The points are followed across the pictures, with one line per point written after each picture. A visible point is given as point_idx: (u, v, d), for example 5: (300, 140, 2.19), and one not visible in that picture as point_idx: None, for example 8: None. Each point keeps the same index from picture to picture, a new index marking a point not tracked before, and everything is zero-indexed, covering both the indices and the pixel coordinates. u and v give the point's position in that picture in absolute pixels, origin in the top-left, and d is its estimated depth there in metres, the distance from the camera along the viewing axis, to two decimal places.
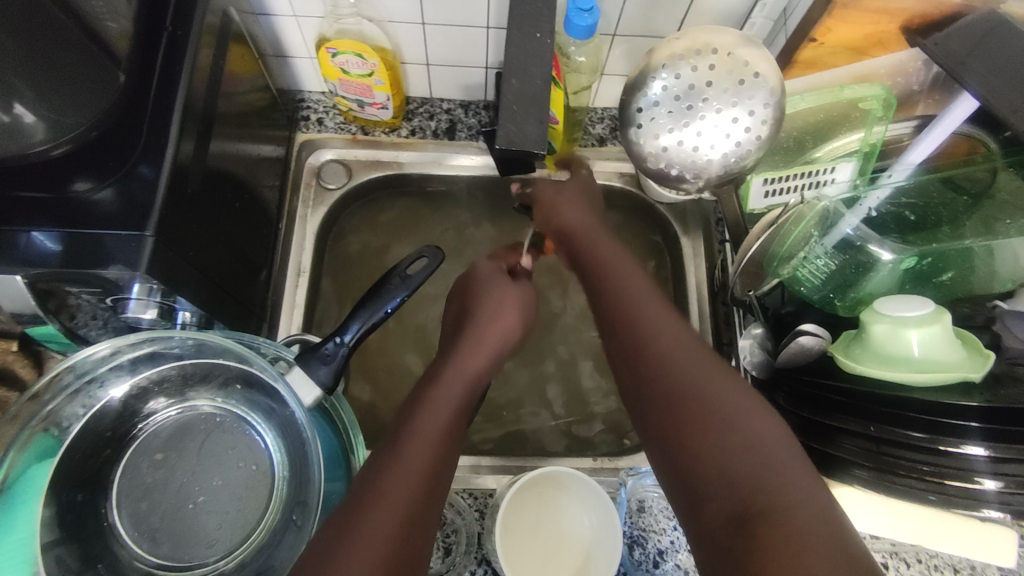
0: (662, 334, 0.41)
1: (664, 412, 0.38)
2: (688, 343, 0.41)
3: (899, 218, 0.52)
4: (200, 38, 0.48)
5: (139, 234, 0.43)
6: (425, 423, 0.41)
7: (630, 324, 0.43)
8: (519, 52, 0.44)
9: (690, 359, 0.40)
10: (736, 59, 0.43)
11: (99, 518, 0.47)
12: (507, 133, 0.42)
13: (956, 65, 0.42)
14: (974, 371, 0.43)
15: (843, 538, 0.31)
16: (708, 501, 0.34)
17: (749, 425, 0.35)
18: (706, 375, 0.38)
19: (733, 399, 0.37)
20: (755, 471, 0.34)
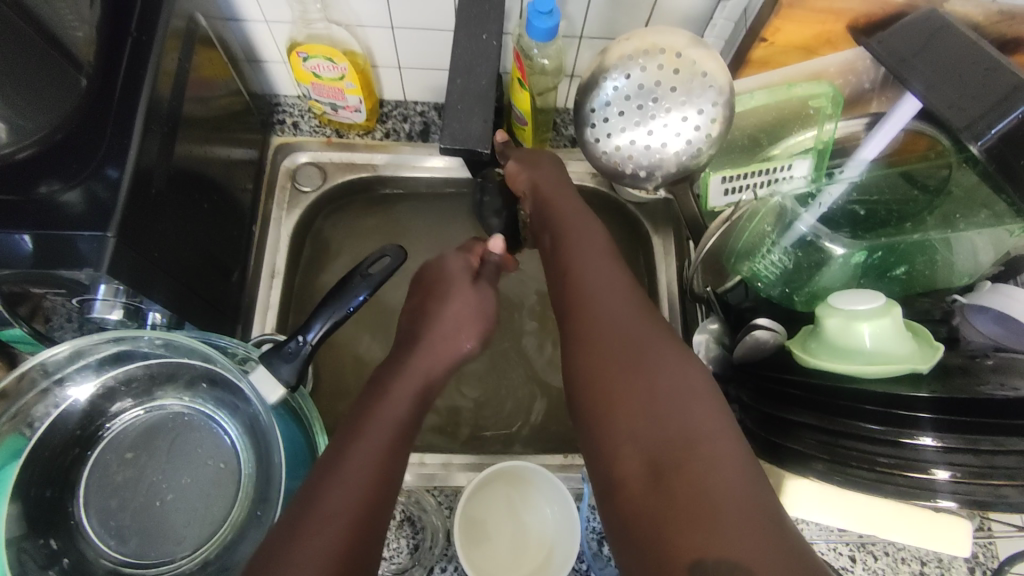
0: (611, 302, 0.45)
1: (602, 366, 0.42)
2: (630, 312, 0.45)
3: (850, 214, 0.54)
4: (163, 43, 0.49)
5: (101, 235, 0.43)
6: (376, 435, 0.43)
7: (580, 292, 0.47)
8: (466, 53, 0.51)
9: (631, 326, 0.44)
10: (685, 59, 0.44)
11: (67, 517, 0.47)
12: (451, 131, 0.50)
13: (897, 62, 0.43)
14: (922, 362, 0.44)
15: (752, 497, 0.34)
16: (630, 454, 0.38)
17: (679, 385, 0.39)
18: (643, 339, 0.42)
19: (667, 359, 0.41)
20: (678, 428, 0.37)
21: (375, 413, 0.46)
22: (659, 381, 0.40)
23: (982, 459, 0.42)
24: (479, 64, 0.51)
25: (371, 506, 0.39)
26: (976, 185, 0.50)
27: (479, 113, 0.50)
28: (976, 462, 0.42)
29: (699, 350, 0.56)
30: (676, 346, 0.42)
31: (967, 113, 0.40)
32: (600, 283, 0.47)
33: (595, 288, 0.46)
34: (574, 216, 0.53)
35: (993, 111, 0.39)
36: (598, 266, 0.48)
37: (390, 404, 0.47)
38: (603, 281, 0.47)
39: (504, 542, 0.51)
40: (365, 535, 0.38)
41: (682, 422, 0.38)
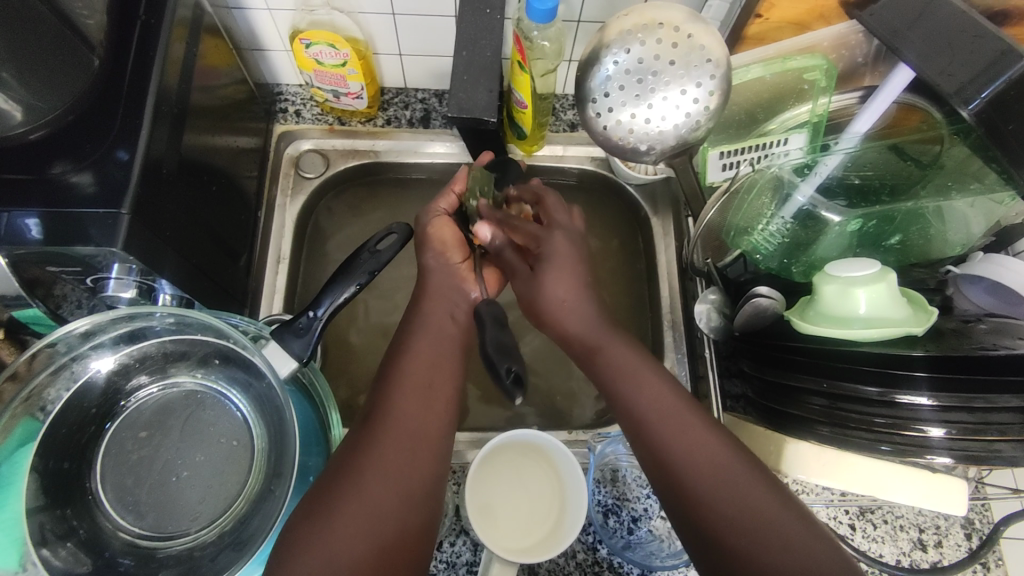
0: (712, 469, 0.40)
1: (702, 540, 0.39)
2: (706, 453, 0.40)
3: (845, 183, 0.56)
4: (171, 29, 0.50)
5: (115, 212, 0.44)
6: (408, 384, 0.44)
7: (673, 458, 0.41)
8: (470, 27, 0.53)
9: (748, 496, 0.39)
10: (682, 33, 0.45)
11: (85, 492, 0.48)
12: (459, 100, 0.51)
13: (891, 33, 0.43)
14: (917, 326, 0.45)
15: None
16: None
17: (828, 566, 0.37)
18: (774, 514, 0.38)
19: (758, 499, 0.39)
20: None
21: (393, 365, 0.47)
22: (767, 537, 0.37)
23: (976, 416, 0.43)
24: (484, 38, 0.53)
25: (425, 458, 0.42)
26: (968, 157, 0.51)
27: (484, 84, 0.52)
28: (970, 419, 0.43)
29: (700, 320, 0.59)
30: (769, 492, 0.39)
31: (955, 79, 0.42)
32: (699, 446, 0.41)
33: (677, 445, 0.41)
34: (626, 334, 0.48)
35: (983, 75, 0.41)
36: (681, 416, 0.42)
37: (427, 342, 0.48)
38: (700, 447, 0.41)
39: (513, 512, 0.52)
40: (419, 492, 0.40)
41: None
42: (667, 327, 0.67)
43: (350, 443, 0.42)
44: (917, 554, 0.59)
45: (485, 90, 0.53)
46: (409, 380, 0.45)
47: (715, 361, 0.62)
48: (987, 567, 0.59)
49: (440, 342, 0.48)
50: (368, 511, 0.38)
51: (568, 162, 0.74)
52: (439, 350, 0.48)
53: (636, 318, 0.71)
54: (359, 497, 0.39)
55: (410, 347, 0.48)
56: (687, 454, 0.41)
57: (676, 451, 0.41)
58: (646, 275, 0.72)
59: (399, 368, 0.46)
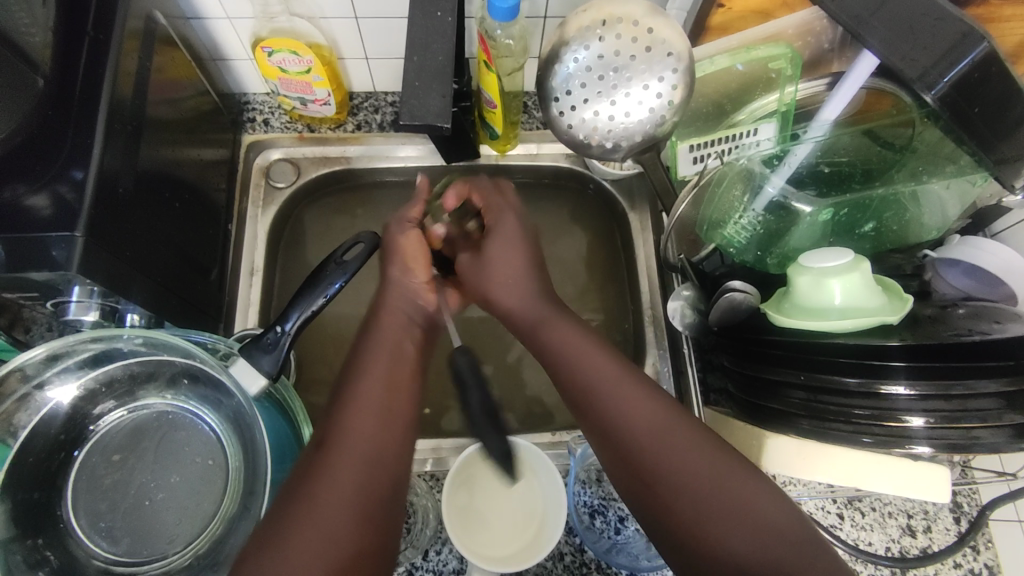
0: (660, 437, 0.40)
1: (612, 448, 0.41)
2: (608, 369, 0.44)
3: (815, 172, 0.55)
4: (122, 43, 0.49)
5: (69, 235, 0.43)
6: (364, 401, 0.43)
7: (622, 427, 0.41)
8: (419, 30, 0.50)
9: (688, 458, 0.39)
10: (641, 27, 0.44)
11: (56, 521, 0.47)
12: (409, 108, 0.49)
13: (852, 20, 0.41)
14: (893, 314, 0.44)
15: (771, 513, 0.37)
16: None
17: (764, 517, 0.37)
18: (659, 421, 0.41)
19: (647, 410, 0.41)
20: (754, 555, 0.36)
21: (349, 381, 0.44)
22: (656, 440, 0.40)
23: (954, 403, 0.43)
24: (435, 43, 0.50)
25: (377, 487, 0.40)
26: (941, 140, 0.50)
27: (436, 89, 0.49)
28: (947, 407, 0.43)
29: (673, 317, 0.58)
30: (706, 454, 0.39)
31: (918, 64, 0.41)
32: (628, 394, 0.42)
33: (630, 413, 0.41)
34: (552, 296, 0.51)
35: (944, 60, 0.40)
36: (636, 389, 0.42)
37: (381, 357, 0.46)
38: (644, 409, 0.41)
39: (497, 521, 0.51)
40: (378, 512, 0.39)
41: (699, 470, 0.39)
42: (647, 323, 0.67)
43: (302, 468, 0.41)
44: (907, 540, 0.59)
45: (439, 95, 0.50)
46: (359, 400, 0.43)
47: (694, 356, 0.62)
48: (977, 551, 0.58)
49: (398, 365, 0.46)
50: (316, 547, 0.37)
51: (542, 160, 0.73)
52: (394, 374, 0.45)
53: (616, 314, 0.70)
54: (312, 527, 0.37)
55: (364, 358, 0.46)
56: (633, 422, 0.41)
57: (617, 410, 0.41)
58: (626, 271, 0.72)
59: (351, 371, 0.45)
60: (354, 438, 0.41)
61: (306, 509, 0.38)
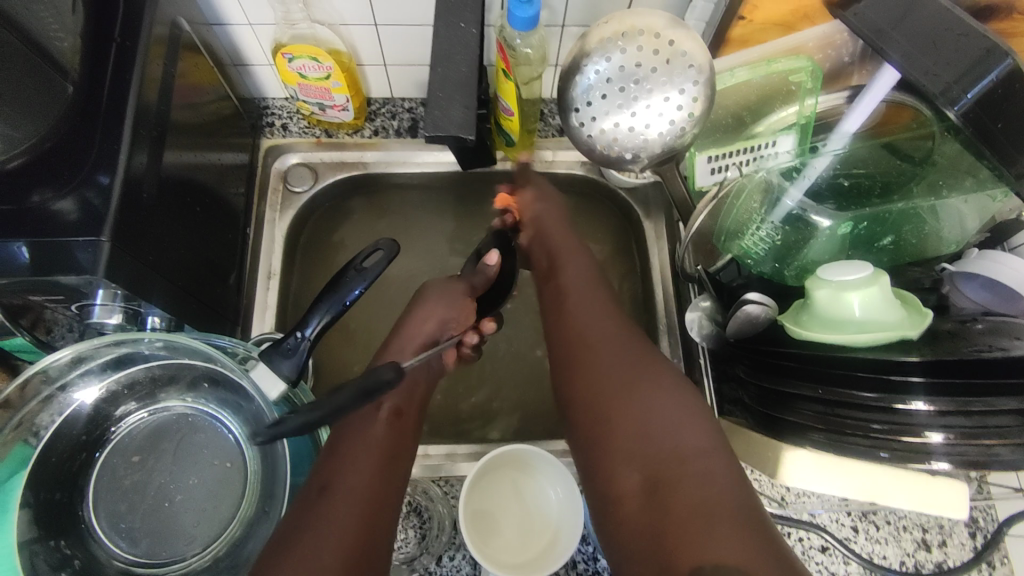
0: (638, 389, 0.47)
1: (562, 343, 0.55)
2: (596, 307, 0.56)
3: (835, 185, 0.55)
4: (148, 49, 0.49)
5: (96, 240, 0.44)
6: (360, 454, 0.47)
7: (578, 340, 0.53)
8: (445, 43, 0.51)
9: (636, 381, 0.47)
10: (663, 39, 0.44)
11: (78, 521, 0.48)
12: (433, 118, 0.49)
13: (875, 34, 0.41)
14: (912, 329, 0.44)
15: (667, 395, 0.46)
16: (626, 475, 0.43)
17: (675, 409, 0.44)
18: (608, 327, 0.54)
19: (602, 325, 0.54)
20: (668, 444, 0.42)
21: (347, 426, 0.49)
22: (587, 330, 0.54)
23: (974, 420, 0.43)
24: (457, 54, 0.51)
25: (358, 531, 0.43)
26: (959, 154, 0.50)
27: (459, 100, 0.50)
28: (967, 423, 0.43)
29: (691, 328, 0.58)
30: (654, 380, 0.47)
31: (941, 79, 0.41)
32: (592, 311, 0.56)
33: (603, 352, 0.51)
34: (572, 261, 0.62)
35: (966, 76, 0.40)
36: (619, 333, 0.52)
37: (381, 426, 0.50)
38: (604, 321, 0.55)
39: (510, 527, 0.52)
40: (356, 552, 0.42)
41: (611, 352, 0.51)
42: (662, 332, 0.67)
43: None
44: (921, 554, 0.58)
45: (461, 107, 0.50)
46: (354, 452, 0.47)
47: (710, 366, 0.62)
48: (993, 567, 0.58)
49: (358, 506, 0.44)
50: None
51: (558, 168, 0.73)
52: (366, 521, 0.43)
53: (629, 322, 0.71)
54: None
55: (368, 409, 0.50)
56: (605, 357, 0.51)
57: (581, 326, 0.55)
58: (641, 279, 0.72)
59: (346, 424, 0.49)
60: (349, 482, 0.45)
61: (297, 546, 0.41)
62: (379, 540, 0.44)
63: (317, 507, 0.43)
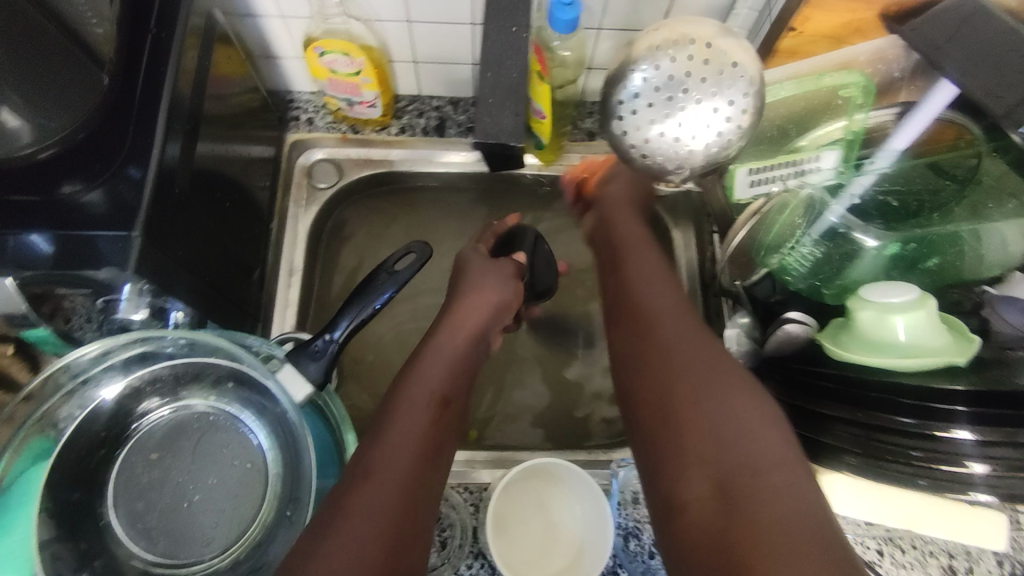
0: (707, 372, 0.42)
1: (625, 333, 0.48)
2: (672, 305, 0.48)
3: (883, 206, 0.52)
4: (184, 40, 0.48)
5: (126, 235, 0.43)
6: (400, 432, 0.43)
7: (652, 327, 0.47)
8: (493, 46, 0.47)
9: (721, 397, 0.41)
10: (715, 49, 0.43)
11: (97, 518, 0.47)
12: (483, 125, 0.46)
13: (933, 50, 0.45)
14: (960, 355, 0.43)
15: (734, 385, 0.41)
16: (693, 484, 0.38)
17: (742, 405, 0.40)
18: (680, 322, 0.46)
19: (673, 316, 0.47)
20: (745, 456, 0.38)
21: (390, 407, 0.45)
22: (658, 317, 0.47)
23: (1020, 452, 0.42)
24: (508, 58, 0.47)
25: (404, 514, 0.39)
26: (1005, 174, 0.50)
27: (510, 107, 0.46)
28: (1013, 455, 0.42)
29: (729, 344, 0.56)
30: (733, 383, 0.41)
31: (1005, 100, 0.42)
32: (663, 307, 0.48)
33: (684, 367, 0.43)
34: (637, 262, 0.54)
35: None
36: (716, 352, 0.44)
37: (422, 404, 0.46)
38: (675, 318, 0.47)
39: (535, 540, 0.51)
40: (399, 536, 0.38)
41: (681, 340, 0.45)
42: None
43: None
44: None
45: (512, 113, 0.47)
46: (393, 428, 0.43)
47: None
48: None
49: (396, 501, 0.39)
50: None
51: None
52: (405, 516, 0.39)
53: None
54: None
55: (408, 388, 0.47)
56: (674, 344, 0.45)
57: (654, 313, 0.48)
58: None
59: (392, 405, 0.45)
60: (389, 458, 0.41)
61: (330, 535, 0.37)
62: (420, 537, 0.39)
63: (353, 494, 0.39)
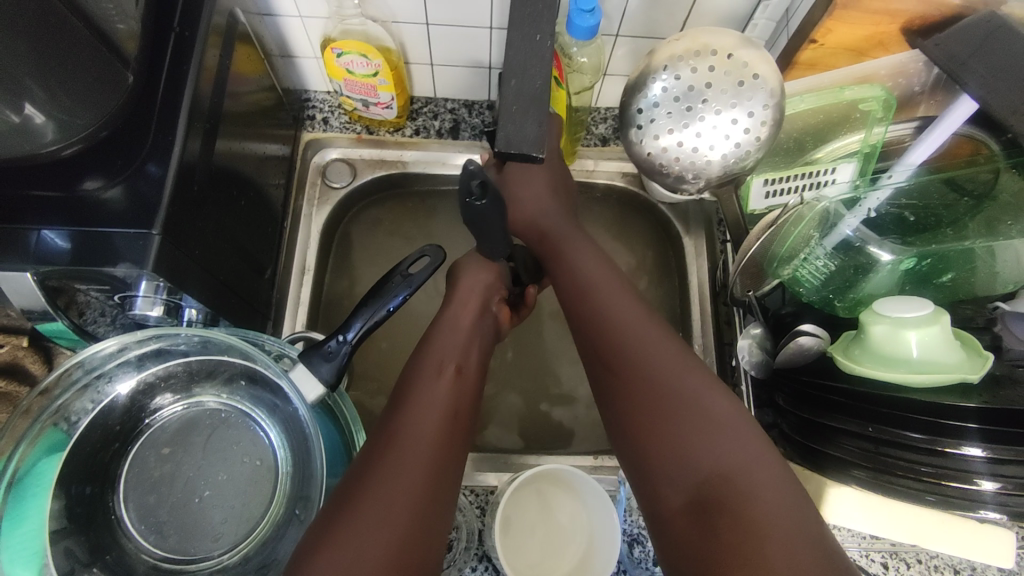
0: (663, 378, 0.43)
1: (585, 328, 0.49)
2: (627, 301, 0.49)
3: (899, 219, 0.52)
4: (206, 39, 0.48)
5: (146, 233, 0.43)
6: (421, 405, 0.44)
7: (605, 327, 0.48)
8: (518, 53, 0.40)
9: (688, 407, 0.41)
10: (736, 60, 0.43)
11: (108, 511, 0.48)
12: (507, 132, 0.37)
13: (955, 64, 0.46)
14: (973, 372, 0.42)
15: (693, 390, 0.42)
16: (670, 492, 0.40)
17: (706, 408, 0.41)
18: (633, 320, 0.47)
19: (627, 314, 0.48)
20: (713, 462, 0.39)
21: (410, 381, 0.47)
22: (610, 314, 0.48)
23: None
24: (532, 64, 0.39)
25: (430, 486, 0.40)
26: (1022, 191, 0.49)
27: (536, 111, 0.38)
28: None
29: (740, 354, 0.56)
30: (696, 390, 0.42)
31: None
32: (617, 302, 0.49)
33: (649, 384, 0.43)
34: (595, 258, 0.53)
35: None
36: (672, 355, 0.45)
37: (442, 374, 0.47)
38: (630, 314, 0.48)
39: (543, 545, 0.51)
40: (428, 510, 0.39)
41: (634, 341, 0.46)
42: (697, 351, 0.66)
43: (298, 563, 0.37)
44: None
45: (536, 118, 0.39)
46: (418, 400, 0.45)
47: (752, 393, 0.57)
48: None
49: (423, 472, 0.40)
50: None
51: (599, 177, 0.72)
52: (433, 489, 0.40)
53: None
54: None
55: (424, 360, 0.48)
56: (631, 345, 0.46)
57: (608, 310, 0.48)
58: (676, 297, 0.71)
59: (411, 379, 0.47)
60: (413, 430, 0.42)
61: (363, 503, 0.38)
62: (445, 513, 0.40)
63: (382, 466, 0.40)
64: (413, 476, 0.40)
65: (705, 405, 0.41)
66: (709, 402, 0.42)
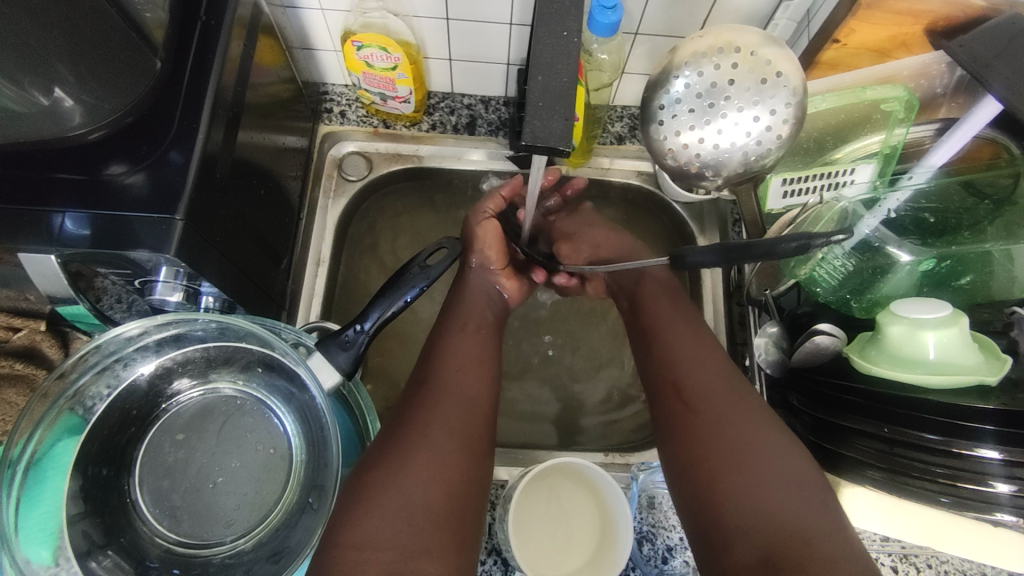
0: (741, 425, 0.45)
1: (649, 360, 0.54)
2: (700, 349, 0.52)
3: (918, 221, 0.53)
4: (230, 30, 0.49)
5: (168, 218, 0.43)
6: (447, 399, 0.49)
7: (679, 370, 0.51)
8: (543, 50, 0.38)
9: (766, 459, 0.43)
10: (759, 58, 0.43)
11: (123, 494, 0.48)
12: (533, 129, 0.36)
13: (979, 67, 0.45)
14: (993, 374, 0.42)
15: (775, 440, 0.44)
16: (738, 545, 0.41)
17: (777, 460, 0.43)
18: (710, 369, 0.50)
19: (700, 361, 0.51)
20: (789, 519, 0.40)
21: (433, 368, 0.52)
22: (681, 359, 0.51)
23: None
24: (560, 63, 0.38)
25: (459, 472, 0.45)
26: None
27: (561, 110, 0.37)
28: None
29: (756, 353, 0.57)
30: (774, 441, 0.44)
31: None
32: (691, 347, 0.52)
33: (719, 439, 0.45)
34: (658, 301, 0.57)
35: None
36: (748, 403, 0.47)
37: (464, 366, 0.53)
38: (704, 362, 0.51)
39: (554, 537, 0.51)
40: (458, 495, 0.44)
41: (710, 388, 0.49)
42: None
43: (371, 466, 0.44)
44: None
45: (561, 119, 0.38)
46: (445, 390, 0.50)
47: (766, 392, 0.58)
48: None
49: (462, 410, 0.49)
50: (394, 539, 0.40)
51: (613, 176, 0.72)
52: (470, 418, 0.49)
53: None
54: (382, 513, 0.41)
55: (447, 350, 0.54)
56: (705, 393, 0.48)
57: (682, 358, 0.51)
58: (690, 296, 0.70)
59: (436, 366, 0.52)
60: (440, 416, 0.48)
61: (398, 467, 0.43)
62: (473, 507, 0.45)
63: (408, 440, 0.45)
64: (438, 458, 0.45)
65: (780, 458, 0.43)
66: (785, 455, 0.44)
